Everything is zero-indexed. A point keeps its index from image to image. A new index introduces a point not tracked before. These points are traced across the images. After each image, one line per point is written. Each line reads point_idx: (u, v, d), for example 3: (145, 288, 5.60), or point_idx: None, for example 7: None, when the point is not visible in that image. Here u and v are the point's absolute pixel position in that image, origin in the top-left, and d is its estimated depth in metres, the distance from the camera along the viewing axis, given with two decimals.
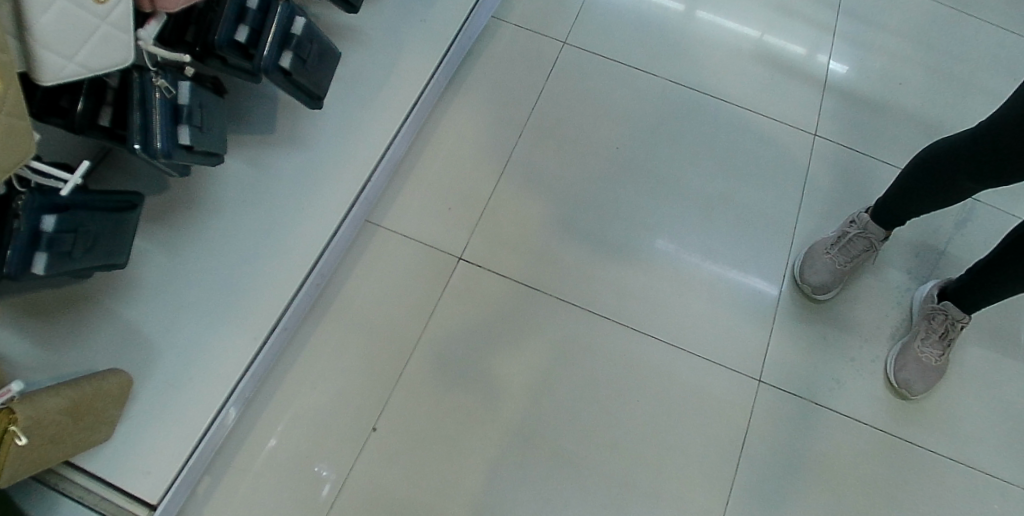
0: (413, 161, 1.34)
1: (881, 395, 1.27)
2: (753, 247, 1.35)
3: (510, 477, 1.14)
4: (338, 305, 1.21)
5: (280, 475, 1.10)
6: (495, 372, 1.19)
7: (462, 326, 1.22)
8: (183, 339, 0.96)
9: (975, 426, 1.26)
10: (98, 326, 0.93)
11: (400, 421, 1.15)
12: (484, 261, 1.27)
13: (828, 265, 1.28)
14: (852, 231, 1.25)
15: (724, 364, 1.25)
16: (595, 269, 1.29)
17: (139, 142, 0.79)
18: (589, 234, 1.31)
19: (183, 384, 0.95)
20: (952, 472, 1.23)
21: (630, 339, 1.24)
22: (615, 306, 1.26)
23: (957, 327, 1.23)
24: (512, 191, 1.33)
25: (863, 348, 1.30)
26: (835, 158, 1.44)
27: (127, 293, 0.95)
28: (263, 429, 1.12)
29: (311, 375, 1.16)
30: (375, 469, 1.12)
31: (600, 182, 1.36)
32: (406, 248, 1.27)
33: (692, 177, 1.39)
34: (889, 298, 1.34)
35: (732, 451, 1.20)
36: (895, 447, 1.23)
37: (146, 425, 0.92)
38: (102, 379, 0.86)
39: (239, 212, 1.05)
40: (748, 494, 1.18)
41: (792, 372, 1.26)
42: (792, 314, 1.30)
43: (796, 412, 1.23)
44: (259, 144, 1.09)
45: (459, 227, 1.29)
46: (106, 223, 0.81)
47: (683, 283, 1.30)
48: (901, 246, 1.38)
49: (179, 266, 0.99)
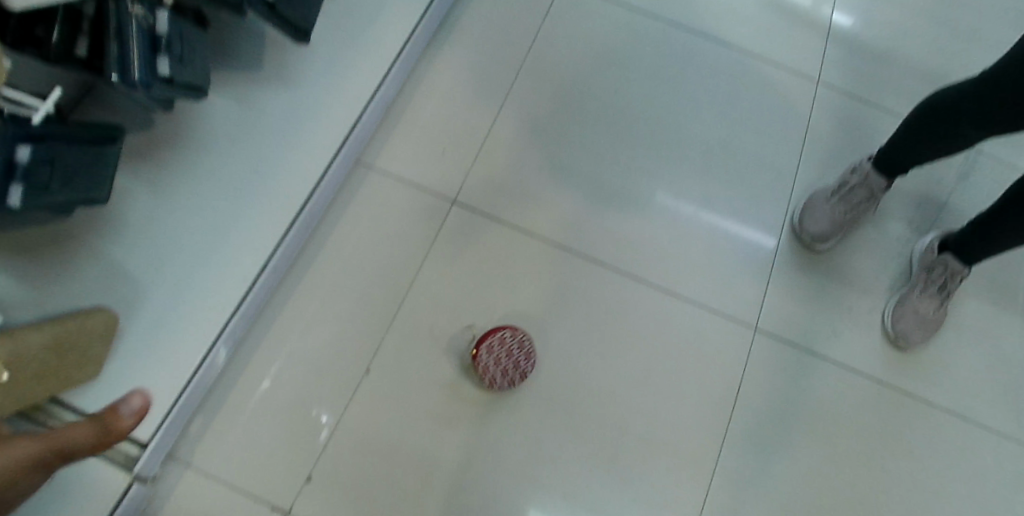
0: (405, 105, 1.31)
1: (878, 345, 1.26)
2: (751, 195, 1.33)
3: (504, 421, 1.13)
4: (330, 248, 1.19)
5: (273, 418, 1.09)
6: (489, 318, 1.19)
7: (456, 271, 1.21)
8: (171, 280, 0.96)
9: (969, 377, 1.25)
10: (84, 263, 0.91)
11: (393, 364, 1.14)
12: (478, 202, 1.26)
13: (827, 214, 1.26)
14: (853, 180, 1.23)
15: (719, 310, 1.24)
16: (591, 217, 1.27)
17: (116, 72, 0.76)
18: (585, 182, 1.29)
19: (174, 324, 0.95)
20: (945, 422, 1.23)
21: (624, 285, 1.23)
22: (610, 253, 1.25)
23: (955, 279, 1.21)
24: (507, 137, 1.31)
25: (861, 300, 1.28)
26: (837, 107, 1.41)
27: (113, 231, 0.94)
28: (255, 371, 1.11)
29: (304, 319, 1.15)
30: (367, 412, 1.11)
31: (597, 130, 1.33)
32: (399, 192, 1.25)
33: (690, 124, 1.36)
34: (888, 249, 1.33)
35: (726, 398, 1.19)
36: (889, 397, 1.23)
37: (136, 363, 0.92)
38: (88, 316, 0.87)
39: (226, 152, 1.03)
40: (741, 442, 1.17)
41: (788, 321, 1.25)
42: (789, 263, 1.29)
43: (791, 360, 1.23)
44: (246, 82, 1.07)
45: (452, 170, 1.27)
46: (87, 156, 0.82)
47: (680, 231, 1.28)
48: (903, 196, 1.36)
49: (166, 204, 0.97)
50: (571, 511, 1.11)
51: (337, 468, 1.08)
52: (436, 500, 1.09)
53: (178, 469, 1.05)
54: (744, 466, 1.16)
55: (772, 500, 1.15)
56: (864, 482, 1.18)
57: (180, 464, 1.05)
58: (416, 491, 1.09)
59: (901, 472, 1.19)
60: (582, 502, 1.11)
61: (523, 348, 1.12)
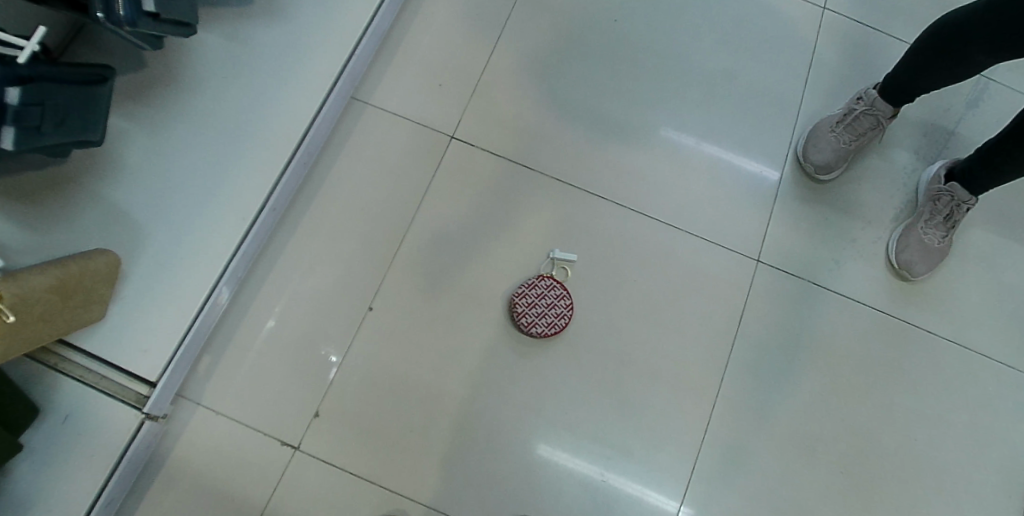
0: (400, 40, 1.28)
1: (881, 276, 1.26)
2: (754, 126, 1.30)
3: (507, 357, 1.15)
4: (329, 187, 1.18)
5: (279, 357, 1.11)
6: (491, 255, 1.18)
7: (455, 208, 1.20)
8: (170, 221, 0.96)
9: (973, 307, 1.25)
10: (83, 205, 0.92)
11: (395, 302, 1.15)
12: (476, 139, 1.24)
13: (832, 144, 1.24)
14: (859, 108, 1.22)
15: (721, 243, 1.24)
16: (591, 152, 1.25)
17: (101, 11, 0.76)
18: (586, 116, 1.27)
19: (174, 265, 0.95)
20: (948, 351, 1.23)
21: (626, 220, 1.23)
22: (611, 188, 1.24)
23: (962, 209, 1.20)
24: (505, 71, 1.28)
25: (865, 231, 1.27)
26: (845, 33, 1.37)
27: (109, 172, 0.94)
28: (259, 311, 1.12)
29: (305, 259, 1.15)
30: (372, 350, 1.12)
31: (597, 62, 1.30)
32: (397, 129, 1.23)
33: (692, 54, 1.33)
34: (894, 178, 1.31)
35: (728, 330, 1.20)
36: (891, 327, 1.23)
37: (140, 304, 0.93)
38: (90, 258, 0.87)
39: (218, 89, 1.01)
40: (742, 373, 1.18)
41: (791, 253, 1.25)
42: (792, 194, 1.28)
43: (793, 292, 1.23)
44: (235, 18, 1.04)
45: (450, 106, 1.25)
46: (77, 96, 0.80)
47: (682, 165, 1.26)
48: (910, 124, 1.33)
49: (161, 145, 0.97)
50: (575, 442, 1.13)
51: (343, 405, 1.10)
52: (442, 435, 1.11)
53: (189, 408, 1.07)
54: (745, 396, 1.17)
55: (773, 429, 1.17)
56: (866, 410, 1.19)
57: (190, 403, 1.08)
58: (422, 426, 1.11)
59: (902, 401, 1.20)
60: (586, 434, 1.13)
61: (563, 302, 1.15)
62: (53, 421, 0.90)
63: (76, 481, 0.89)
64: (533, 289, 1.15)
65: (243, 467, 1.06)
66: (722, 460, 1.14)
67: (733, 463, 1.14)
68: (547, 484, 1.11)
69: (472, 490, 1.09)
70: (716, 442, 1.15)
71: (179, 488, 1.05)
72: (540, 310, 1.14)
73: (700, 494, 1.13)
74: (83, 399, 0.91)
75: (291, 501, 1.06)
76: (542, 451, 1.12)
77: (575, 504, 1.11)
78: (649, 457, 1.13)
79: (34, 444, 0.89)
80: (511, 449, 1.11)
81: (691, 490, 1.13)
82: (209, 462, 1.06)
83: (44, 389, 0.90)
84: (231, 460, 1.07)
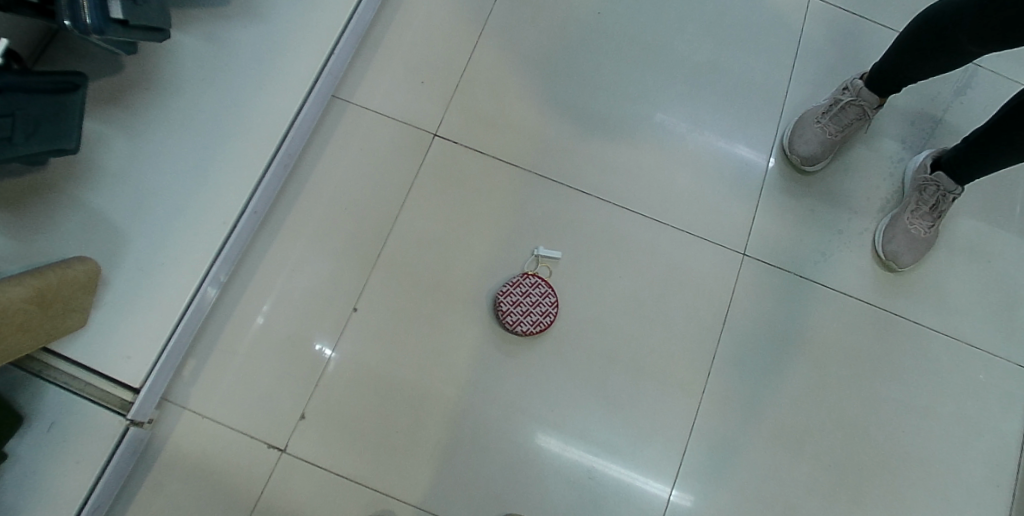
0: (381, 35, 1.27)
1: (868, 267, 1.26)
2: (740, 117, 1.30)
3: (494, 356, 1.15)
4: (313, 187, 1.18)
5: (265, 357, 1.11)
6: (475, 252, 1.18)
7: (441, 206, 1.20)
8: (150, 226, 0.95)
9: (960, 298, 1.25)
10: (61, 212, 0.92)
11: (381, 301, 1.15)
12: (461, 136, 1.23)
13: (818, 135, 1.23)
14: (845, 98, 1.21)
15: (707, 237, 1.23)
16: (576, 147, 1.25)
17: (68, 18, 0.77)
18: (571, 110, 1.27)
19: (156, 270, 0.95)
20: (936, 342, 1.23)
21: (611, 216, 1.22)
22: (597, 184, 1.23)
23: (948, 199, 1.20)
24: (489, 66, 1.27)
25: (852, 221, 1.27)
26: (829, 21, 1.36)
27: (88, 177, 0.94)
28: (245, 313, 1.12)
29: (290, 260, 1.15)
30: (358, 348, 1.13)
31: (581, 55, 1.30)
32: (380, 128, 1.22)
33: (677, 46, 1.32)
34: (881, 168, 1.30)
35: (715, 325, 1.20)
36: (879, 319, 1.23)
37: (122, 311, 0.93)
38: (69, 266, 0.87)
39: (197, 90, 1.00)
40: (729, 368, 1.19)
41: (778, 246, 1.24)
42: (778, 185, 1.27)
43: (781, 285, 1.23)
44: (214, 18, 1.03)
45: (433, 103, 1.24)
46: (46, 104, 0.80)
47: (668, 158, 1.26)
48: (897, 113, 1.33)
49: (140, 149, 0.96)
50: (563, 438, 1.13)
51: (329, 405, 1.10)
52: (431, 434, 1.11)
53: (176, 411, 1.08)
54: (732, 389, 1.18)
55: (762, 423, 1.17)
56: (854, 402, 1.20)
57: (178, 406, 1.08)
58: (410, 426, 1.11)
59: (889, 392, 1.21)
60: (574, 431, 1.14)
61: (548, 299, 1.15)
62: (38, 429, 0.90)
63: (64, 488, 0.90)
64: (518, 288, 1.14)
65: (231, 469, 1.07)
66: (710, 453, 1.15)
67: (721, 456, 1.15)
68: (537, 481, 1.11)
69: (462, 489, 1.10)
70: (703, 436, 1.15)
71: (168, 491, 1.05)
72: (526, 309, 1.14)
73: (688, 487, 1.13)
74: (69, 406, 0.91)
75: (280, 501, 1.07)
76: (531, 450, 1.12)
77: (565, 499, 1.11)
78: (636, 452, 1.14)
79: (19, 451, 0.89)
80: (501, 447, 1.12)
81: (682, 486, 1.13)
82: (197, 465, 1.07)
83: (30, 397, 0.91)
84: (220, 461, 1.07)
